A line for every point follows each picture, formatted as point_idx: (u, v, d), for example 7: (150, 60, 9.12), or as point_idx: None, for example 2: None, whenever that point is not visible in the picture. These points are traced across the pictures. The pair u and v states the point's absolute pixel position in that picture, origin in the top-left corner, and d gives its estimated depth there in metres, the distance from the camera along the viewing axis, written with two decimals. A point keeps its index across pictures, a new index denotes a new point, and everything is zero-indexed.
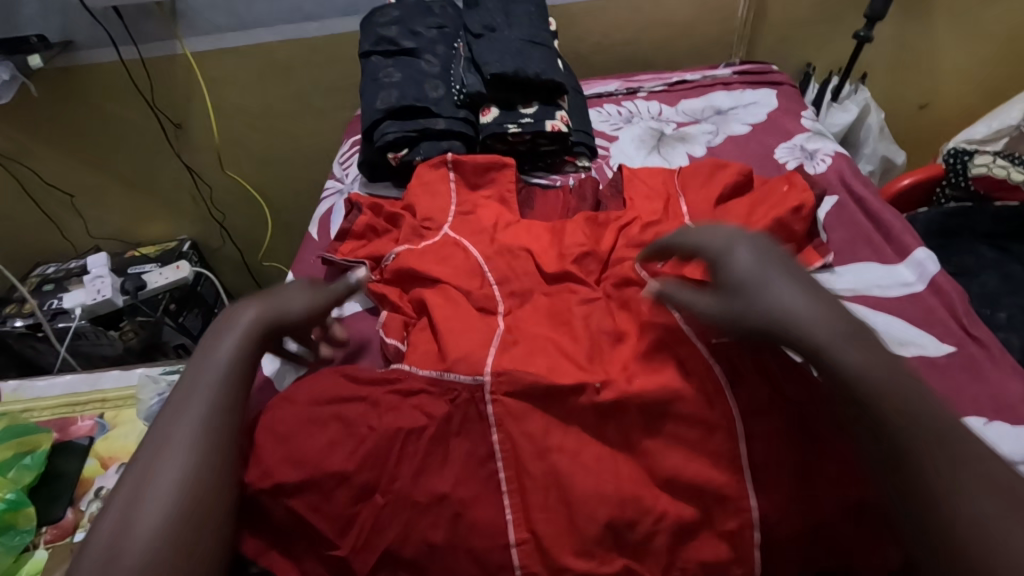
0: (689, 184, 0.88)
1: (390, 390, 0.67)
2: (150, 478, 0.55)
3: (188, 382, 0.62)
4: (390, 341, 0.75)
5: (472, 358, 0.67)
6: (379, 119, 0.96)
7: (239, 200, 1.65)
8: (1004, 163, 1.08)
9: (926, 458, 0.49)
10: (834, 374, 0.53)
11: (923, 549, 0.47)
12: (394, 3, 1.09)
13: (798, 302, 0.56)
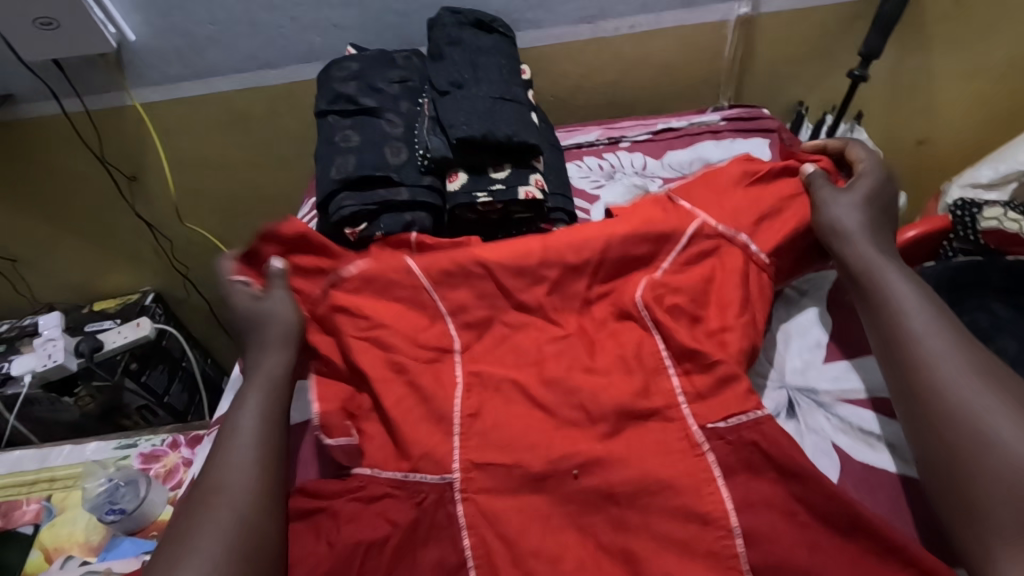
0: (688, 190, 0.79)
1: (351, 498, 0.65)
2: (237, 430, 0.66)
3: (256, 360, 0.73)
4: (336, 442, 0.69)
5: (435, 454, 0.64)
6: (334, 190, 0.87)
7: (204, 252, 1.56)
8: (1014, 216, 1.01)
9: (925, 352, 0.62)
10: (874, 271, 0.69)
11: (915, 405, 0.60)
12: (354, 56, 1.01)
13: (860, 222, 0.73)
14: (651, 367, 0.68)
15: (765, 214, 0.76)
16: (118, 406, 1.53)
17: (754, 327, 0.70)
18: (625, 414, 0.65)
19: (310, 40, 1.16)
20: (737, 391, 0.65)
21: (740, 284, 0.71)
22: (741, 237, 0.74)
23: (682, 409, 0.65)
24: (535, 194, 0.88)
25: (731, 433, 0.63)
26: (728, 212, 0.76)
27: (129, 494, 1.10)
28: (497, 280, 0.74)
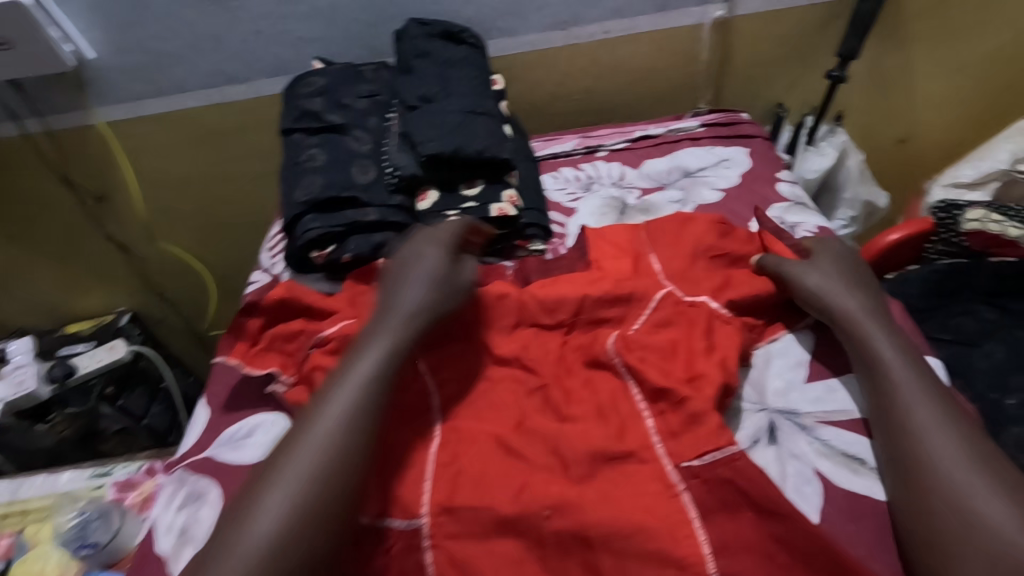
0: (658, 240, 0.82)
1: None
2: (337, 401, 0.62)
3: (380, 322, 0.69)
4: None
5: (405, 498, 0.62)
6: (299, 213, 0.83)
7: (180, 270, 1.52)
8: (999, 218, 0.97)
9: (918, 422, 0.58)
10: (858, 341, 0.66)
11: (902, 477, 0.57)
12: (320, 70, 0.98)
13: (841, 291, 0.70)
14: (625, 412, 0.66)
15: (729, 279, 0.77)
16: (94, 432, 1.48)
17: (724, 366, 0.67)
18: (601, 456, 0.63)
19: (277, 53, 1.12)
20: (709, 427, 0.62)
21: (704, 335, 0.69)
22: (703, 299, 0.74)
23: (655, 448, 0.63)
24: (508, 210, 0.86)
25: (706, 472, 0.60)
26: (691, 279, 0.77)
27: (100, 527, 1.06)
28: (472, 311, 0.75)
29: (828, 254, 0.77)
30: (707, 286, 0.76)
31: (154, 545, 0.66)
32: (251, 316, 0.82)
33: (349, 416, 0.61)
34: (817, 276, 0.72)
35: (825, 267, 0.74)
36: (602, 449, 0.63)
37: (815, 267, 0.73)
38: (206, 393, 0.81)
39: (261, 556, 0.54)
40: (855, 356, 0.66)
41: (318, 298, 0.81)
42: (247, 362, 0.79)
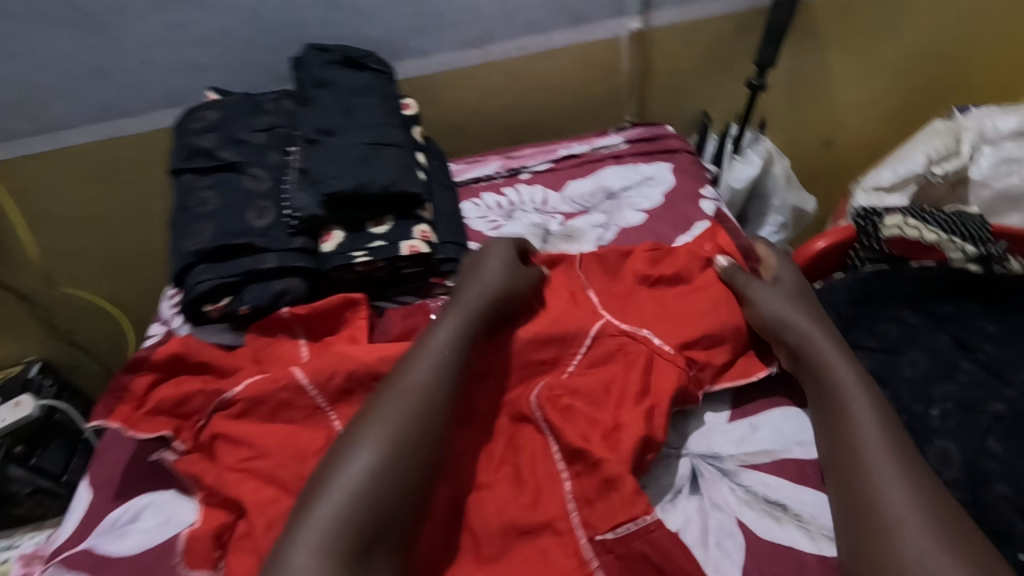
0: (592, 273, 0.80)
1: None
2: (413, 373, 0.64)
3: (455, 301, 0.72)
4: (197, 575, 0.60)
5: None
6: (189, 263, 0.77)
7: (90, 314, 1.40)
8: (915, 222, 1.00)
9: (868, 457, 0.58)
10: (818, 365, 0.66)
11: (851, 514, 0.56)
12: (213, 103, 0.90)
13: (802, 316, 0.71)
14: (542, 473, 0.64)
15: (668, 308, 0.73)
16: (4, 496, 1.31)
17: (651, 415, 0.64)
18: (514, 530, 0.60)
19: (171, 83, 1.04)
20: (622, 495, 0.59)
21: (641, 376, 0.67)
22: (644, 331, 0.71)
23: (571, 518, 0.60)
24: (420, 248, 0.80)
25: (618, 545, 0.58)
26: (635, 315, 0.73)
27: None
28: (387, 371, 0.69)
29: (789, 284, 0.78)
30: (647, 314, 0.73)
31: None
32: (138, 374, 0.72)
33: (432, 383, 0.64)
34: (779, 302, 0.73)
35: (787, 295, 0.74)
36: (515, 522, 0.60)
37: (777, 294, 0.74)
38: (87, 467, 0.72)
39: (335, 530, 0.53)
40: (813, 387, 0.66)
41: (217, 353, 0.74)
42: (131, 426, 0.70)
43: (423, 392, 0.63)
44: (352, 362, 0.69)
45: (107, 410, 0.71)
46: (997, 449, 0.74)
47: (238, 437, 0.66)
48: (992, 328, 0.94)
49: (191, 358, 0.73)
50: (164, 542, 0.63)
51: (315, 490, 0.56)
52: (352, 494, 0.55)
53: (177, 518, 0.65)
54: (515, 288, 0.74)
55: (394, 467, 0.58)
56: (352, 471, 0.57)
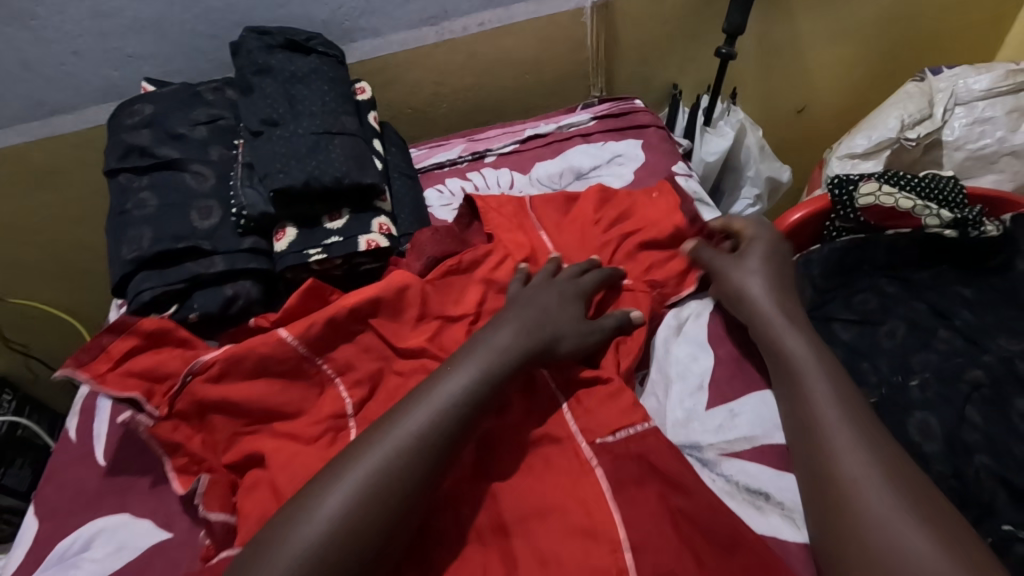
0: (539, 206, 0.83)
1: None
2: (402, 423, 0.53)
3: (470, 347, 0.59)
4: (214, 517, 0.57)
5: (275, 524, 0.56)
6: (129, 272, 0.71)
7: (48, 324, 1.34)
8: (890, 189, 0.97)
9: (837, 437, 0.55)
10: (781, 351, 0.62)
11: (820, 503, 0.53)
12: (147, 96, 0.84)
13: (766, 288, 0.67)
14: (537, 394, 0.61)
15: (616, 251, 0.77)
16: None
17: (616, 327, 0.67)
18: (517, 446, 0.58)
19: (105, 75, 0.97)
20: (622, 404, 0.58)
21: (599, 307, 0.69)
22: None
23: (570, 425, 0.58)
24: (379, 241, 0.76)
25: (617, 448, 0.56)
26: (583, 244, 0.78)
27: None
28: (378, 329, 0.69)
29: (756, 248, 0.72)
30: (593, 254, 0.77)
31: None
32: (120, 336, 0.65)
33: (440, 420, 0.53)
34: (755, 275, 0.69)
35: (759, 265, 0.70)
36: (517, 436, 0.58)
37: (749, 266, 0.70)
38: (35, 496, 0.68)
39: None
40: (772, 358, 0.63)
41: None
42: (101, 383, 0.62)
43: (407, 445, 0.51)
44: (333, 308, 0.67)
45: (76, 363, 0.63)
46: (977, 419, 0.73)
47: (229, 407, 0.63)
48: (968, 293, 0.93)
49: (179, 333, 0.66)
50: (119, 569, 0.59)
51: (283, 525, 0.48)
52: (329, 531, 0.47)
53: (133, 544, 0.61)
54: (570, 348, 0.61)
55: (358, 520, 0.48)
56: (329, 514, 0.48)
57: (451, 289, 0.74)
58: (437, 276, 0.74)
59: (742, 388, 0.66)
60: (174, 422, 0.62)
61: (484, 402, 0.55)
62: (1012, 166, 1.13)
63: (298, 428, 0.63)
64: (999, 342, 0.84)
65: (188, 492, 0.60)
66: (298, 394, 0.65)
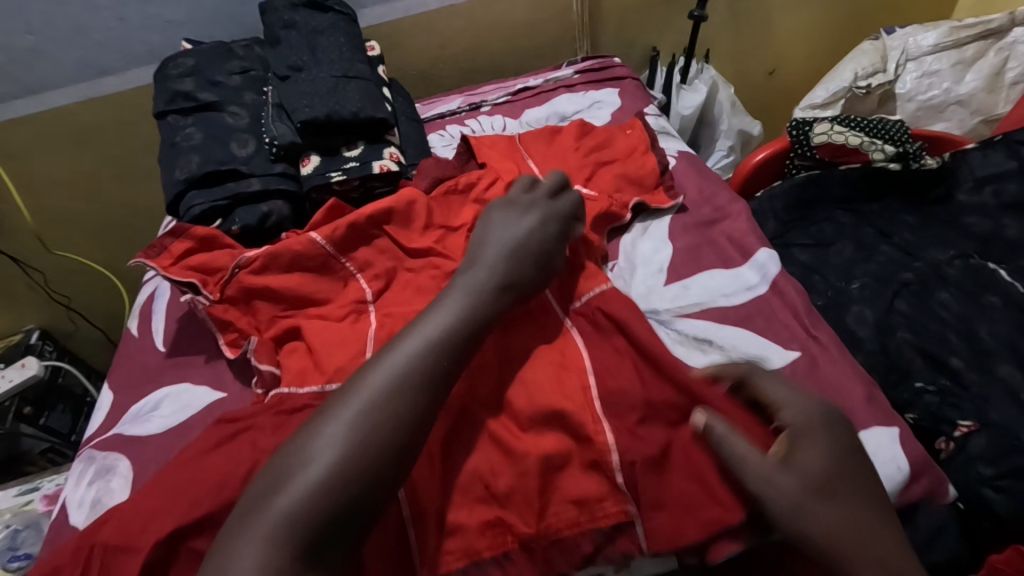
0: (529, 142, 0.96)
1: (276, 411, 0.64)
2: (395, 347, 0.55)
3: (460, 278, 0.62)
4: (263, 367, 0.70)
5: (308, 374, 0.69)
6: (181, 191, 0.85)
7: (88, 279, 1.46)
8: (841, 129, 1.11)
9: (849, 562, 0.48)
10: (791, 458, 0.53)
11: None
12: (188, 51, 0.97)
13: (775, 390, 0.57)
14: None
15: (595, 172, 0.88)
16: (19, 454, 1.40)
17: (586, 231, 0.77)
18: None
19: (146, 39, 1.12)
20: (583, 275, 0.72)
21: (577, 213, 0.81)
22: (574, 188, 0.85)
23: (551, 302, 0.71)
24: (390, 166, 0.89)
25: (584, 307, 0.68)
26: (566, 168, 0.90)
27: (31, 536, 1.07)
28: (393, 236, 0.81)
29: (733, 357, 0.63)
30: (575, 176, 0.88)
31: (65, 522, 0.66)
32: (177, 238, 0.79)
33: (430, 351, 0.54)
34: (828, 521, 0.49)
35: (828, 511, 0.49)
36: None
37: (805, 489, 0.50)
38: (108, 377, 0.81)
39: (294, 518, 0.45)
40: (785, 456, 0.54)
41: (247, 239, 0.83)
42: (166, 271, 0.76)
43: (408, 375, 0.52)
44: (355, 214, 0.80)
45: (145, 257, 0.77)
46: (904, 307, 0.85)
47: (269, 293, 0.76)
48: (911, 220, 1.05)
49: (224, 239, 0.81)
50: (186, 420, 0.72)
51: (265, 488, 0.47)
52: (327, 474, 0.47)
53: (193, 403, 0.73)
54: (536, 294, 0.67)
55: (361, 464, 0.48)
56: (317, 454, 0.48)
57: (452, 205, 0.86)
58: (440, 194, 0.87)
59: (696, 269, 0.76)
60: (224, 303, 0.76)
61: (471, 331, 0.57)
62: (958, 114, 1.25)
63: (326, 311, 0.76)
64: (930, 253, 0.96)
65: (237, 356, 0.75)
66: (326, 286, 0.78)
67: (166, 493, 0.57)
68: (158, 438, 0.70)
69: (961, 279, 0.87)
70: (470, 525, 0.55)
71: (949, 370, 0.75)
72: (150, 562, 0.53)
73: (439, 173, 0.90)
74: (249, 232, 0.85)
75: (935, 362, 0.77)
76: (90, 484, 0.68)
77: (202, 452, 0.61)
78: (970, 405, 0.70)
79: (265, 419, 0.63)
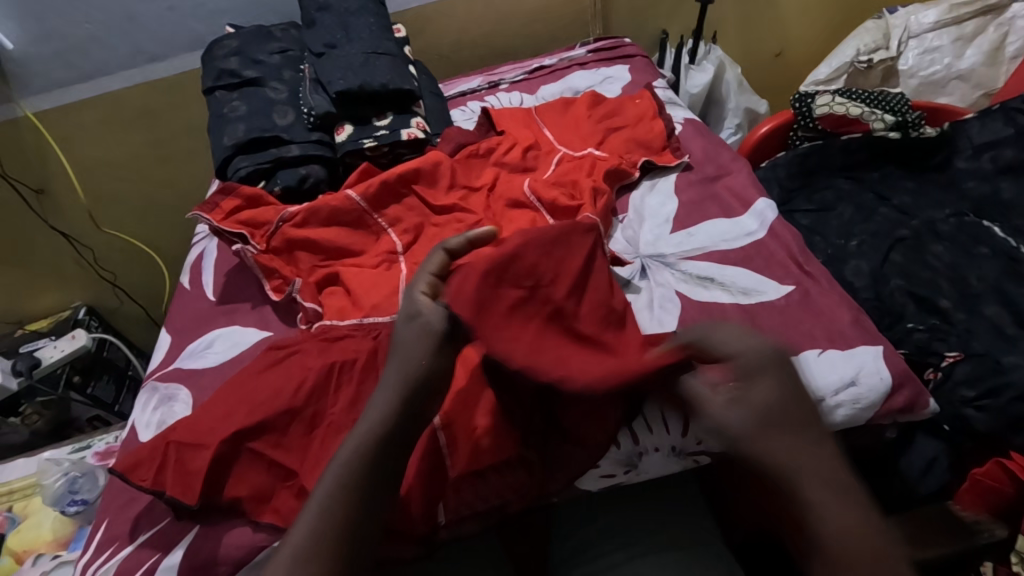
0: (545, 113, 1.03)
1: (322, 340, 0.72)
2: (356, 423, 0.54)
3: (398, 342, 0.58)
4: (307, 305, 0.79)
5: (349, 311, 0.76)
6: (229, 156, 0.94)
7: (131, 257, 1.55)
8: (842, 100, 1.17)
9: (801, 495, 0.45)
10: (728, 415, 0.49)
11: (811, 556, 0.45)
12: (232, 34, 1.06)
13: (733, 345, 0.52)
14: None
15: (607, 138, 0.95)
16: (68, 420, 1.46)
17: (601, 188, 0.84)
18: None
19: (192, 27, 1.23)
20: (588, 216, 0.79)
21: (590, 172, 0.87)
22: (587, 150, 0.93)
23: None
24: (417, 133, 0.96)
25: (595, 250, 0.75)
26: (580, 134, 0.96)
27: (87, 484, 1.13)
28: (421, 195, 0.89)
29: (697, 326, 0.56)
30: (588, 140, 0.95)
31: (134, 439, 0.74)
32: (228, 197, 0.89)
33: (376, 445, 0.52)
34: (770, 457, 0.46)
35: (772, 439, 0.47)
36: None
37: (750, 422, 0.48)
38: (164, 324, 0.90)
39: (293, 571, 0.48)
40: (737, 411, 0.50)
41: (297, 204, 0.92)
42: (219, 224, 0.86)
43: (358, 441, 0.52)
44: (386, 174, 0.88)
45: (201, 212, 0.87)
46: (899, 259, 0.90)
47: (311, 244, 0.84)
48: (911, 185, 1.09)
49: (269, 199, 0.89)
50: (237, 354, 0.80)
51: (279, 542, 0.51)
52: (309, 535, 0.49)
53: (242, 341, 0.82)
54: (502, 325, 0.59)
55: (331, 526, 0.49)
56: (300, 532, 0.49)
57: (473, 168, 0.94)
58: (462, 159, 0.94)
59: (699, 219, 0.82)
60: (271, 252, 0.85)
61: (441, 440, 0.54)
62: (959, 89, 1.29)
63: (362, 261, 0.84)
64: (926, 214, 1.02)
65: (282, 298, 0.83)
66: (360, 240, 0.86)
67: (231, 402, 0.65)
68: (215, 370, 0.78)
69: (954, 234, 0.91)
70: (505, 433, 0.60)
71: (939, 311, 0.81)
72: (219, 456, 0.61)
73: (462, 140, 0.98)
74: (290, 194, 0.93)
75: (926, 303, 0.82)
76: (157, 405, 0.77)
77: (257, 370, 0.69)
78: (955, 337, 0.77)
79: (312, 346, 0.70)
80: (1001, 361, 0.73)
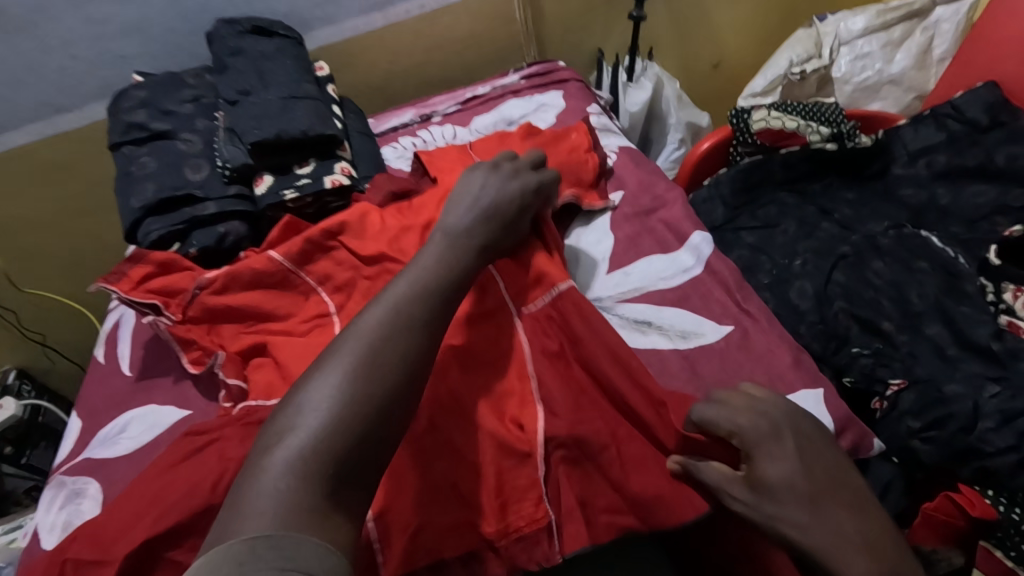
0: (479, 148, 0.99)
1: (243, 423, 0.65)
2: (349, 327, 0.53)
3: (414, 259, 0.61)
4: (230, 382, 0.73)
5: (273, 385, 0.70)
6: (139, 218, 0.87)
7: (59, 316, 1.45)
8: (778, 114, 1.13)
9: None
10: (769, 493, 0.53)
11: None
12: (138, 84, 0.99)
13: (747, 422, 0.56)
14: None
15: None
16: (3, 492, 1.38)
17: None
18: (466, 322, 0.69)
19: (101, 75, 1.16)
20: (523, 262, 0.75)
21: None
22: None
23: None
24: (342, 180, 0.92)
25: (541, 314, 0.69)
26: None
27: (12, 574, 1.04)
28: (349, 248, 0.83)
29: (743, 416, 0.57)
30: None
31: (37, 545, 0.68)
32: (137, 264, 0.83)
33: (366, 367, 0.50)
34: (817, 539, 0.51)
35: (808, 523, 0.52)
36: None
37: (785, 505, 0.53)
38: (76, 406, 0.83)
39: (287, 486, 0.43)
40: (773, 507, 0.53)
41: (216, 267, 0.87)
42: (130, 296, 0.80)
43: (353, 354, 0.51)
44: (309, 229, 0.83)
45: (107, 283, 0.81)
46: (842, 278, 0.88)
47: (233, 312, 0.79)
48: (851, 196, 1.09)
49: (184, 263, 0.84)
50: (153, 439, 0.74)
51: (243, 476, 0.45)
52: (293, 464, 0.44)
53: (160, 423, 0.76)
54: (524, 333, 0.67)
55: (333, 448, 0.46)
56: (262, 496, 0.42)
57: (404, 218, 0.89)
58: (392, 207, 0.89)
59: (635, 257, 0.79)
60: (189, 321, 0.79)
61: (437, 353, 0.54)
62: (893, 93, 1.31)
63: (290, 325, 0.79)
64: (867, 227, 1.02)
65: (202, 371, 0.78)
66: (286, 302, 0.81)
67: (138, 505, 0.59)
68: (131, 458, 0.73)
69: (895, 249, 0.90)
70: (441, 524, 0.56)
71: (882, 333, 0.80)
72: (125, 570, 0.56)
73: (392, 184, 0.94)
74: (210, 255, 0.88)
75: (867, 326, 0.81)
76: (58, 509, 0.70)
77: (169, 465, 0.63)
78: (900, 363, 0.77)
79: (230, 431, 0.64)
80: (943, 390, 0.72)
